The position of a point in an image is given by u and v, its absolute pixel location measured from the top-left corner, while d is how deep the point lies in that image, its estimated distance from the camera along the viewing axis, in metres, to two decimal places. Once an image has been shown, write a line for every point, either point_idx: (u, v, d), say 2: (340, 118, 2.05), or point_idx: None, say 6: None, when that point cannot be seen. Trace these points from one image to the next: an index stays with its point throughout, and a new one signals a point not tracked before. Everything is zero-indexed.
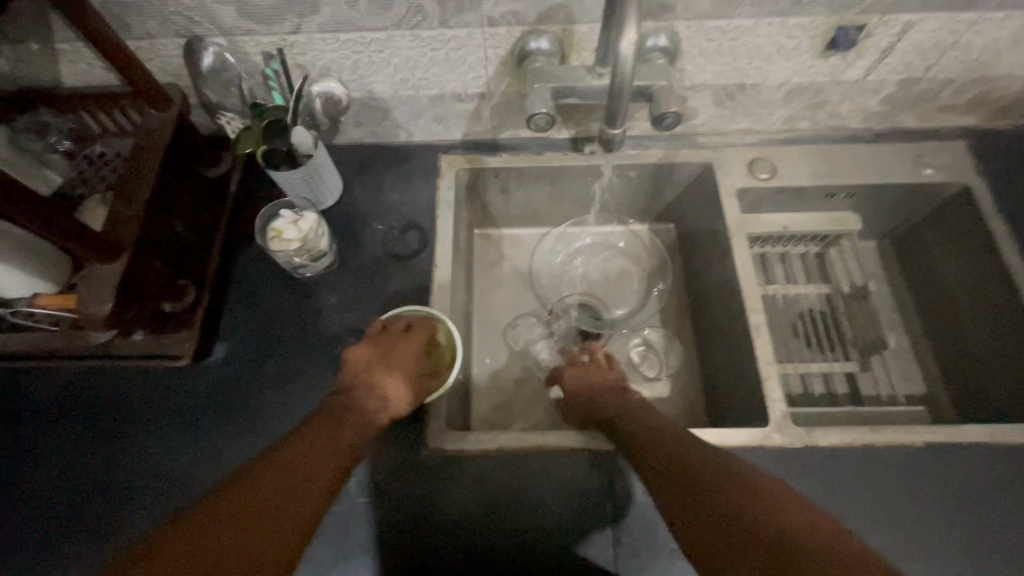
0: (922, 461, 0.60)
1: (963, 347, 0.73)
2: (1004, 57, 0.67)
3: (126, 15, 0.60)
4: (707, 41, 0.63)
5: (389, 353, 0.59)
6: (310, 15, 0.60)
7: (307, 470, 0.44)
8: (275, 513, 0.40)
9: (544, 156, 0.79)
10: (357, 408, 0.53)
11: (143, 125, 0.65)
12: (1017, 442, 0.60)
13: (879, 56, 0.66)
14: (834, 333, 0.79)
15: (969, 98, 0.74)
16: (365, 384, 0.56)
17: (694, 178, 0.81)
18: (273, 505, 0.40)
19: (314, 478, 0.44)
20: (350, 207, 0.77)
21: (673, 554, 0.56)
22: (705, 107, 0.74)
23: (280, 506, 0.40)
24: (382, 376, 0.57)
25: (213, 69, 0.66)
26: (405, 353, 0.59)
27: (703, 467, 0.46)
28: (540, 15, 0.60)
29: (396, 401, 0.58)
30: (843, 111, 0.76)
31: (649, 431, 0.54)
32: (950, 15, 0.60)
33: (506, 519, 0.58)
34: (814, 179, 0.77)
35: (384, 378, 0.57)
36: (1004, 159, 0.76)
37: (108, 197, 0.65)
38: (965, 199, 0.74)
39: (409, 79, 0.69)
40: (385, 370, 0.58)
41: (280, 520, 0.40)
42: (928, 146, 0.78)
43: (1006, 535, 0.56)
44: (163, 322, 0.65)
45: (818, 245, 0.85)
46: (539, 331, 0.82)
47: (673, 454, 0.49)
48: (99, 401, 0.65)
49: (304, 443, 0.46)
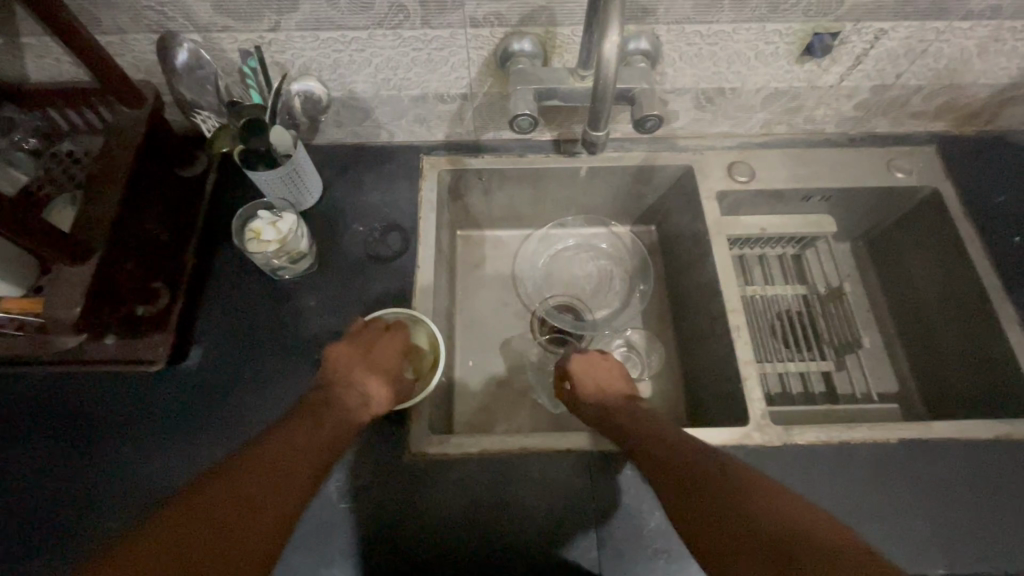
0: (896, 457, 0.61)
1: (932, 346, 0.76)
2: (971, 66, 0.69)
3: (96, 9, 0.58)
4: (687, 45, 0.64)
5: (371, 352, 0.58)
6: (289, 13, 0.59)
7: (286, 468, 0.43)
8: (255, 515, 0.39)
9: (527, 158, 0.79)
10: (339, 402, 0.52)
11: (113, 123, 0.63)
12: (985, 438, 0.62)
13: (853, 63, 0.68)
14: (810, 333, 0.81)
15: (937, 104, 0.76)
16: (345, 381, 0.55)
17: (675, 180, 0.81)
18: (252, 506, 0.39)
19: (294, 478, 0.43)
20: (330, 208, 0.76)
21: (655, 554, 0.57)
22: (685, 110, 0.75)
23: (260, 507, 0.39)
24: (360, 374, 0.56)
25: (187, 66, 0.63)
26: (386, 351, 0.59)
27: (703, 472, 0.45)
28: (522, 16, 0.60)
29: (380, 401, 0.56)
30: (818, 115, 0.77)
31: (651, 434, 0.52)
32: (920, 24, 0.62)
33: (490, 522, 0.58)
34: (791, 182, 0.79)
35: (364, 376, 0.56)
36: (971, 164, 0.79)
37: (77, 196, 0.63)
38: (935, 202, 0.77)
39: (391, 79, 0.69)
40: (363, 369, 0.56)
41: (255, 519, 0.39)
42: (899, 150, 0.80)
43: (975, 527, 0.57)
44: (134, 325, 0.63)
45: (795, 247, 0.87)
46: (522, 332, 0.82)
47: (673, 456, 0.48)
48: (66, 408, 0.63)
49: (281, 439, 0.45)
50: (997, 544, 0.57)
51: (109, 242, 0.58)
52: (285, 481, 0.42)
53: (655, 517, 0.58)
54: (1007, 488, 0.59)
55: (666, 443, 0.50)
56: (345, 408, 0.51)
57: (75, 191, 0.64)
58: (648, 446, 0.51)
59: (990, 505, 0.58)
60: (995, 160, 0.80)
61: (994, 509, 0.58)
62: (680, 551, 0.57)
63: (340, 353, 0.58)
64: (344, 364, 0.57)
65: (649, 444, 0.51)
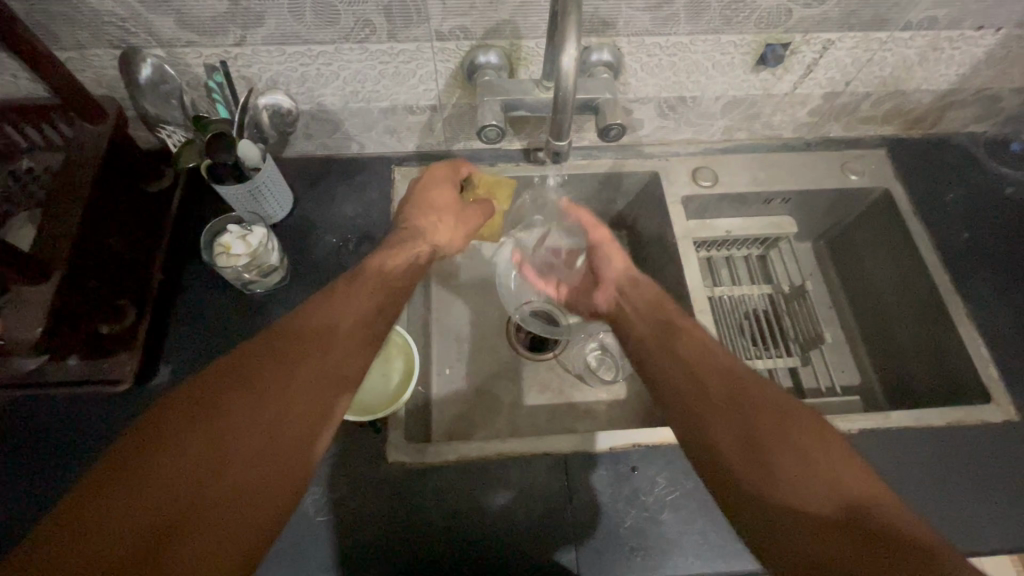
0: (859, 446, 0.63)
1: (891, 339, 0.79)
2: (913, 74, 0.73)
3: (55, 25, 0.57)
4: (647, 56, 0.66)
5: (430, 203, 0.71)
6: (254, 27, 0.59)
7: (261, 382, 0.43)
8: (233, 437, 0.39)
9: (497, 167, 0.81)
10: (346, 338, 0.50)
11: (75, 138, 0.63)
12: (939, 425, 0.65)
13: (805, 72, 0.71)
14: (776, 330, 0.84)
15: (885, 110, 0.80)
16: (424, 240, 0.68)
17: (642, 186, 0.84)
18: (234, 433, 0.39)
19: (277, 400, 0.42)
20: (301, 221, 0.75)
21: (632, 552, 0.58)
22: (649, 118, 0.78)
23: (237, 432, 0.39)
24: (425, 222, 0.69)
25: (151, 80, 0.63)
26: (440, 195, 0.71)
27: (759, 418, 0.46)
28: (487, 30, 0.61)
29: (452, 244, 0.72)
30: (775, 121, 0.81)
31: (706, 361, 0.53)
32: (864, 34, 0.66)
33: (468, 528, 0.58)
34: (752, 185, 0.82)
35: (438, 234, 0.70)
36: (918, 165, 0.83)
37: (36, 214, 0.62)
38: (887, 201, 0.81)
39: (360, 92, 0.69)
40: (442, 222, 0.71)
41: (251, 438, 0.40)
42: (852, 153, 0.84)
43: (932, 509, 0.60)
44: (98, 345, 0.61)
45: (759, 248, 0.90)
46: (497, 339, 0.83)
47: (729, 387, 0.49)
48: (26, 437, 0.61)
49: (277, 359, 0.45)
50: (955, 525, 0.59)
51: (73, 259, 0.57)
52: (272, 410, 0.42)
53: (631, 515, 0.59)
54: (961, 472, 0.62)
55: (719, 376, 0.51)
56: (333, 362, 0.47)
57: (34, 209, 0.62)
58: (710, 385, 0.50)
59: (946, 489, 0.61)
60: (940, 161, 0.84)
61: (949, 493, 0.61)
62: (655, 548, 0.58)
63: (390, 275, 0.60)
64: (416, 228, 0.68)
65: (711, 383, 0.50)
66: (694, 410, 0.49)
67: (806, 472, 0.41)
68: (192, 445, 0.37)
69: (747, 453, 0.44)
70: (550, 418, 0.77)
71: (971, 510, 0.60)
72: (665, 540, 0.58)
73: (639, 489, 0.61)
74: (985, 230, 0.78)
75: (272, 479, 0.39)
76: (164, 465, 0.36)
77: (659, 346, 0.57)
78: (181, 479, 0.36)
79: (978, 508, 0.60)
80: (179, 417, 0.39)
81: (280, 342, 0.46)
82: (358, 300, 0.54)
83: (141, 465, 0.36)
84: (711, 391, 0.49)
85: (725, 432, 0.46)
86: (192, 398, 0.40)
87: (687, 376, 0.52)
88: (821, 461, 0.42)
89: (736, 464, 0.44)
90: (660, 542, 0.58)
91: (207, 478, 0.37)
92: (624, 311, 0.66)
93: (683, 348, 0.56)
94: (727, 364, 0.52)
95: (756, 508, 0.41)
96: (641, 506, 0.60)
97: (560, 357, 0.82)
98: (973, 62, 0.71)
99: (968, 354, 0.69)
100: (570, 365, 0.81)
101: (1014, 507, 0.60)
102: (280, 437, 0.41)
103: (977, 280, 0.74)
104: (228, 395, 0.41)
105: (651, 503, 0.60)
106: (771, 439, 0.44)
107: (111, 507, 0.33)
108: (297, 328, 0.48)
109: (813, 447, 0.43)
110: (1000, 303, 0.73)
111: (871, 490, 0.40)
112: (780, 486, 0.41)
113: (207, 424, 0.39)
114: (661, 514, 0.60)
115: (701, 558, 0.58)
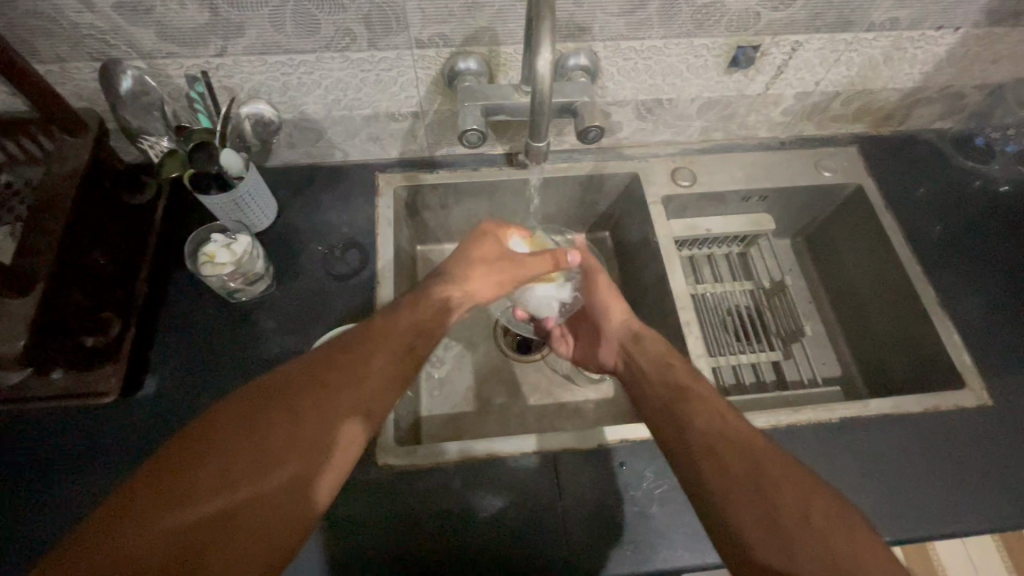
0: (840, 435, 0.65)
1: (868, 331, 0.81)
2: (879, 73, 0.76)
3: (35, 39, 0.58)
4: (623, 60, 0.68)
5: (482, 254, 0.65)
6: (234, 38, 0.60)
7: (285, 410, 0.45)
8: (254, 462, 0.42)
9: (480, 171, 0.82)
10: (361, 368, 0.50)
11: (56, 152, 0.63)
12: (916, 411, 0.67)
13: (776, 72, 0.73)
14: (759, 326, 0.85)
15: (855, 108, 0.83)
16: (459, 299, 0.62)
17: (624, 187, 0.86)
18: (254, 459, 0.42)
19: (300, 430, 0.45)
20: (285, 228, 0.76)
21: (623, 546, 0.58)
22: (628, 120, 0.79)
23: (257, 459, 0.42)
24: (476, 282, 0.63)
25: (131, 92, 0.62)
26: (485, 250, 0.66)
27: (749, 462, 0.48)
28: (466, 37, 0.63)
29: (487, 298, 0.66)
30: (750, 121, 0.83)
31: (704, 401, 0.55)
32: (830, 35, 0.68)
33: (458, 530, 0.58)
34: (730, 183, 0.84)
35: (487, 292, 0.65)
36: (889, 162, 0.86)
37: (15, 228, 0.62)
38: (859, 196, 0.83)
39: (342, 100, 0.70)
40: (486, 275, 0.64)
41: (270, 465, 0.43)
42: (826, 151, 0.86)
43: (911, 494, 0.62)
44: (82, 359, 0.61)
45: (740, 245, 0.92)
46: (485, 342, 0.83)
47: (723, 428, 0.51)
48: (10, 451, 0.60)
49: (303, 388, 0.47)
50: (932, 508, 0.61)
51: (58, 270, 0.57)
52: (293, 440, 0.44)
53: (620, 509, 0.60)
54: (939, 458, 0.64)
55: (720, 418, 0.52)
56: (351, 395, 0.48)
57: (13, 223, 0.62)
58: (704, 425, 0.52)
59: (926, 473, 0.63)
60: (909, 157, 0.87)
61: (930, 479, 0.63)
62: (646, 542, 0.59)
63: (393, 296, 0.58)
64: (468, 292, 0.63)
65: (704, 422, 0.52)
66: (692, 442, 0.51)
67: (781, 519, 0.44)
68: (213, 468, 0.41)
69: (767, 531, 0.43)
70: (539, 419, 0.78)
71: (949, 493, 0.62)
72: (656, 533, 0.59)
73: (628, 484, 0.62)
74: (955, 223, 0.81)
75: (288, 505, 0.42)
76: (187, 486, 0.39)
77: (671, 407, 0.55)
78: (200, 502, 0.39)
79: (956, 490, 0.62)
80: (216, 432, 0.43)
81: (307, 371, 0.49)
82: (377, 328, 0.54)
83: (168, 487, 0.39)
84: (729, 458, 0.48)
85: (740, 503, 0.45)
86: (232, 411, 0.44)
87: (702, 441, 0.50)
88: (835, 547, 0.42)
89: (724, 499, 0.46)
90: (650, 535, 0.59)
91: (225, 502, 0.40)
92: (634, 371, 0.63)
93: (696, 404, 0.54)
94: (747, 433, 0.51)
95: (740, 545, 0.44)
96: (630, 501, 0.61)
97: (547, 359, 0.83)
98: (935, 60, 0.74)
99: (942, 343, 0.71)
100: (558, 366, 0.82)
101: (990, 489, 0.62)
102: (291, 470, 0.43)
103: (950, 271, 0.76)
104: (261, 415, 0.45)
105: (639, 497, 0.61)
106: (763, 494, 0.45)
107: (139, 524, 0.37)
108: (324, 358, 0.50)
109: (813, 514, 0.44)
110: (971, 294, 0.75)
111: (863, 553, 0.41)
112: (768, 543, 0.43)
113: (230, 447, 0.42)
114: (651, 507, 0.60)
115: (692, 550, 0.59)
